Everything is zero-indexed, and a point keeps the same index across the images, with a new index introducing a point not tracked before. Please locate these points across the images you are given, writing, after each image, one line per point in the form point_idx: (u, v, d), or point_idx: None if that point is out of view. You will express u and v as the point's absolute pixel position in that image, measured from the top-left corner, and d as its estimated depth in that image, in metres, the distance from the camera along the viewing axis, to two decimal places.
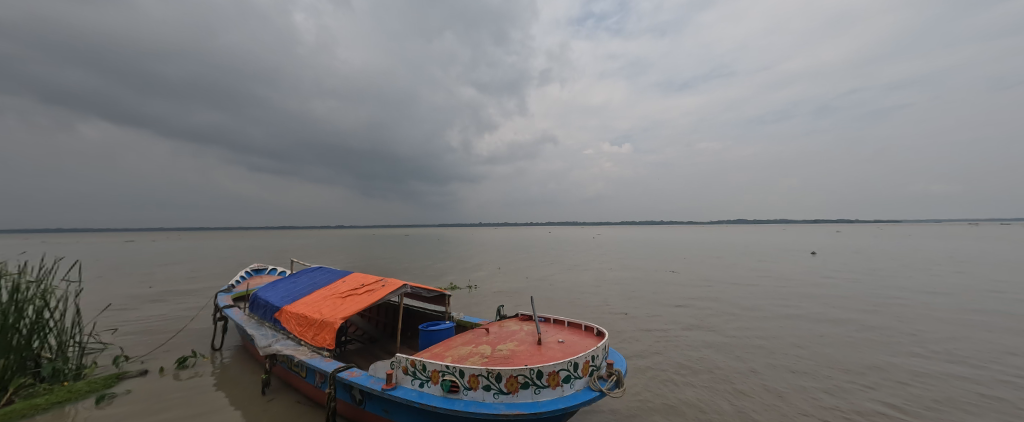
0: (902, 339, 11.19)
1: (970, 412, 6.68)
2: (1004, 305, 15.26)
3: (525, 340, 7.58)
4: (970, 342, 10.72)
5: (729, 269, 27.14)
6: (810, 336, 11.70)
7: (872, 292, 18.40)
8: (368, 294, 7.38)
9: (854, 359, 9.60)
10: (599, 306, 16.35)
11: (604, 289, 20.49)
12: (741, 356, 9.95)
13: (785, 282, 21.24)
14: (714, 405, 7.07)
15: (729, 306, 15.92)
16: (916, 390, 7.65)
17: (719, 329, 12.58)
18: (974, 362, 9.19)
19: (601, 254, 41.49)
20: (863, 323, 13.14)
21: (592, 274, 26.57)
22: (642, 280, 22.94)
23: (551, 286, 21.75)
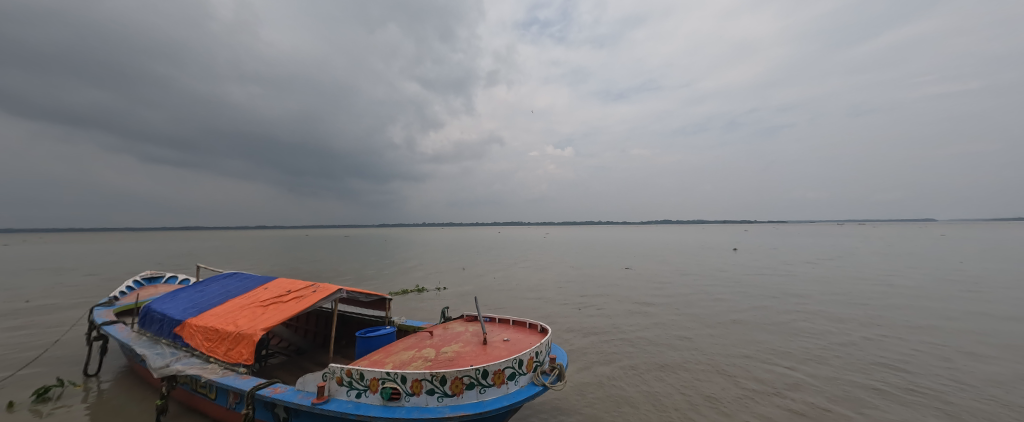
0: (795, 328, 13.16)
1: (832, 383, 8.31)
2: (859, 292, 19.03)
3: (469, 341, 7.52)
4: (842, 327, 13.05)
5: (656, 266, 30.07)
6: (726, 330, 13.26)
7: (766, 284, 21.76)
8: (296, 301, 6.71)
9: (761, 348, 11.03)
10: (542, 305, 16.86)
11: (547, 288, 21.25)
12: (668, 349, 11.00)
13: (701, 277, 24.10)
14: (643, 395, 7.78)
15: (661, 302, 17.41)
16: (795, 368, 9.33)
17: (653, 325, 13.60)
18: (842, 343, 11.26)
19: (543, 254, 43.03)
20: (766, 314, 15.30)
21: (541, 273, 27.25)
22: (583, 279, 24.22)
23: (501, 288, 21.78)
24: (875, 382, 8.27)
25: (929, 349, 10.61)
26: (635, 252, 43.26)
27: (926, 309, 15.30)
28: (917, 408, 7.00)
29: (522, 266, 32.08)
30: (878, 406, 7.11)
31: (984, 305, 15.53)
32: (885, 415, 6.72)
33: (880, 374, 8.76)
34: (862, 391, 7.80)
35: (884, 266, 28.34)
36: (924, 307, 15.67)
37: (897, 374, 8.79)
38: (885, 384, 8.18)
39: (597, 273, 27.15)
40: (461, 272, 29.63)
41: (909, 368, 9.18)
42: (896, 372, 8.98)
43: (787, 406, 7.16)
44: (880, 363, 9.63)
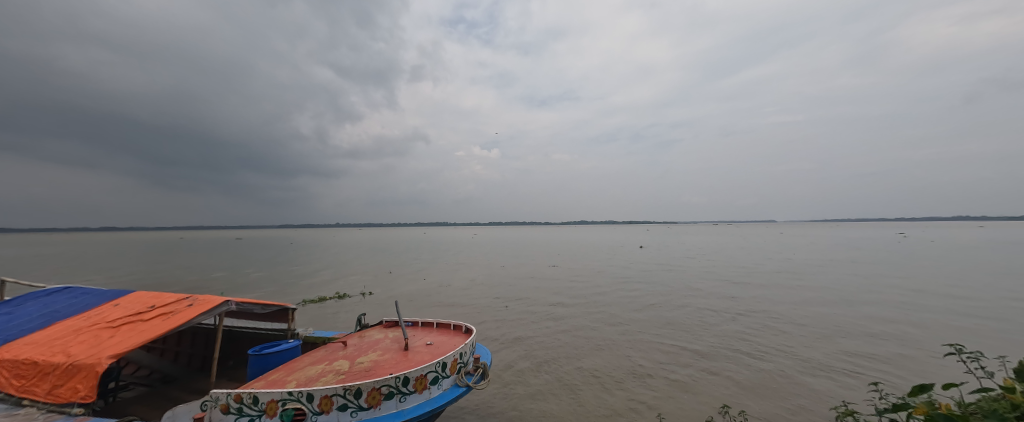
0: (689, 312, 15.43)
1: (707, 356, 10.06)
2: (728, 277, 23.37)
3: (389, 349, 7.11)
4: (721, 310, 15.75)
5: (575, 264, 32.43)
6: (631, 317, 15.02)
7: (663, 274, 25.26)
8: (164, 318, 5.50)
9: (664, 331, 12.62)
10: (468, 306, 16.77)
11: (474, 288, 21.20)
12: (583, 339, 11.97)
13: (612, 273, 26.80)
14: (560, 387, 8.31)
15: (584, 296, 18.77)
16: (681, 345, 11.04)
17: (577, 318, 14.57)
18: (715, 321, 13.71)
19: (471, 254, 42.81)
20: (667, 301, 17.63)
21: (472, 274, 27.07)
22: (509, 278, 24.82)
23: (430, 290, 20.94)
24: (744, 355, 10.12)
25: (779, 322, 13.41)
26: (561, 250, 45.90)
27: (777, 290, 19.33)
28: (770, 373, 8.75)
29: (448, 267, 31.36)
30: (746, 375, 8.67)
31: (813, 286, 20.20)
32: (744, 379, 8.36)
33: (747, 347, 10.75)
34: (727, 361, 9.63)
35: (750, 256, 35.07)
36: (775, 288, 19.82)
37: (749, 343, 11.06)
38: (744, 353, 10.19)
39: (522, 272, 28.12)
40: (386, 275, 27.71)
41: (766, 339, 11.44)
42: (750, 341, 11.29)
43: (683, 384, 8.26)
44: (747, 336, 11.81)
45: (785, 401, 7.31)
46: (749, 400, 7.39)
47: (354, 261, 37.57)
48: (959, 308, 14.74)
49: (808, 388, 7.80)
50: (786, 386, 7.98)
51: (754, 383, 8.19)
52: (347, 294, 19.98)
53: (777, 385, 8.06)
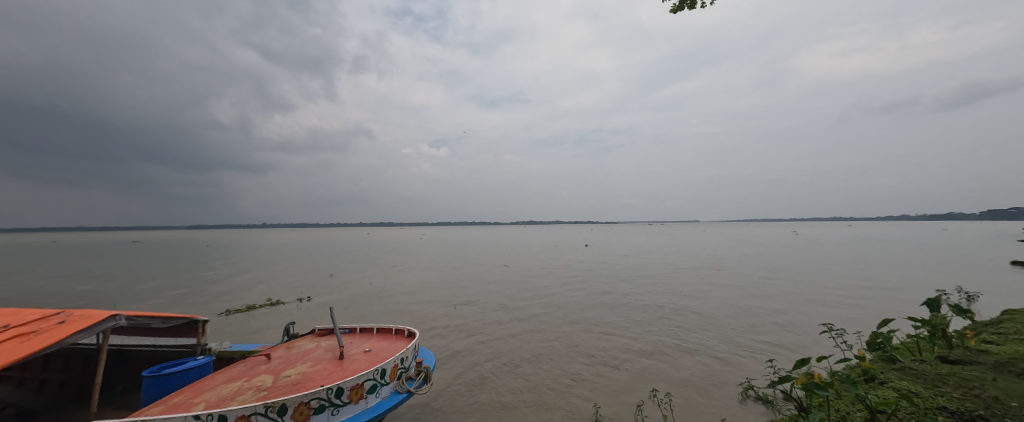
0: (629, 301, 16.52)
1: (640, 343, 10.93)
2: (660, 266, 25.62)
3: (321, 359, 6.60)
4: (656, 295, 17.13)
5: (524, 263, 33.03)
6: (574, 311, 15.72)
7: (604, 269, 26.81)
8: (24, 340, 4.44)
9: (606, 324, 13.38)
10: (413, 309, 16.17)
11: (420, 291, 20.49)
12: (528, 336, 12.26)
13: (558, 271, 27.77)
14: (506, 384, 8.47)
15: (534, 295, 19.19)
16: (618, 336, 11.86)
17: (526, 317, 14.84)
18: (648, 309, 14.93)
19: (419, 255, 41.35)
20: (611, 293, 18.72)
21: (423, 275, 26.21)
22: (458, 279, 24.45)
23: (376, 293, 19.83)
24: (674, 340, 11.10)
25: (704, 306, 14.93)
26: (514, 249, 46.46)
27: (704, 272, 21.50)
28: (694, 355, 9.72)
29: (394, 269, 29.95)
30: (675, 359, 9.54)
31: (733, 266, 22.84)
32: (669, 363, 9.28)
33: (677, 332, 11.82)
34: (656, 347, 10.56)
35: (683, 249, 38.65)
36: (703, 272, 22.07)
37: (676, 328, 12.26)
38: (670, 338, 11.26)
39: (471, 272, 27.89)
40: (327, 278, 25.68)
41: (694, 323, 12.67)
42: (676, 326, 12.51)
43: (621, 373, 8.83)
44: (678, 322, 12.98)
45: (705, 379, 8.17)
46: (676, 381, 8.14)
47: (289, 265, 34.22)
48: (840, 275, 17.69)
49: (725, 366, 8.81)
50: (707, 366, 8.94)
51: (680, 366, 9.04)
52: (279, 301, 18.12)
53: (700, 366, 8.98)
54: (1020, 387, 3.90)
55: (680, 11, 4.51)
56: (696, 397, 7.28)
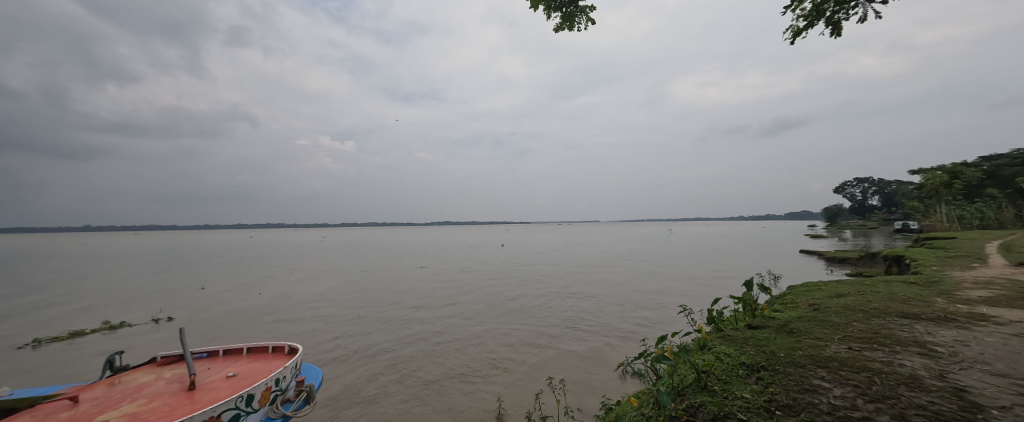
0: (541, 294, 17.52)
1: (542, 334, 11.63)
2: (568, 263, 27.78)
3: (163, 392, 5.35)
4: (561, 289, 18.46)
5: (439, 264, 32.18)
6: (486, 308, 15.91)
7: (518, 268, 27.85)
8: None
9: (518, 316, 13.93)
10: (306, 319, 14.30)
11: (316, 299, 18.21)
12: (436, 336, 11.94)
13: (474, 270, 27.83)
14: (407, 391, 8.11)
15: (451, 293, 18.89)
16: (524, 327, 12.42)
17: (441, 314, 14.54)
18: (552, 301, 15.99)
19: (320, 259, 36.85)
20: (525, 289, 19.57)
21: (327, 282, 23.49)
22: (364, 284, 22.50)
23: (265, 305, 17.01)
24: (576, 327, 12.16)
25: (600, 295, 16.66)
26: (433, 251, 45.02)
27: (606, 267, 24.10)
28: (591, 340, 10.82)
29: (286, 276, 26.04)
30: (575, 345, 10.46)
31: (629, 260, 26.13)
32: (565, 349, 10.10)
33: (580, 317, 13.00)
34: (556, 336, 11.36)
35: (591, 247, 42.75)
36: (605, 266, 24.66)
37: (574, 317, 13.39)
38: (569, 326, 12.27)
39: (381, 275, 25.99)
40: (198, 291, 21.06)
41: (595, 310, 14.08)
42: (575, 314, 13.66)
43: (527, 363, 9.31)
44: (581, 310, 14.27)
45: (596, 360, 9.17)
46: (572, 366, 8.93)
47: (134, 277, 26.89)
48: (704, 266, 21.65)
49: (613, 347, 10.00)
50: (600, 349, 10.03)
51: (578, 350, 9.96)
52: (121, 323, 14.20)
53: (594, 349, 10.03)
54: (787, 341, 5.37)
55: (561, 27, 4.79)
56: (587, 377, 8.12)
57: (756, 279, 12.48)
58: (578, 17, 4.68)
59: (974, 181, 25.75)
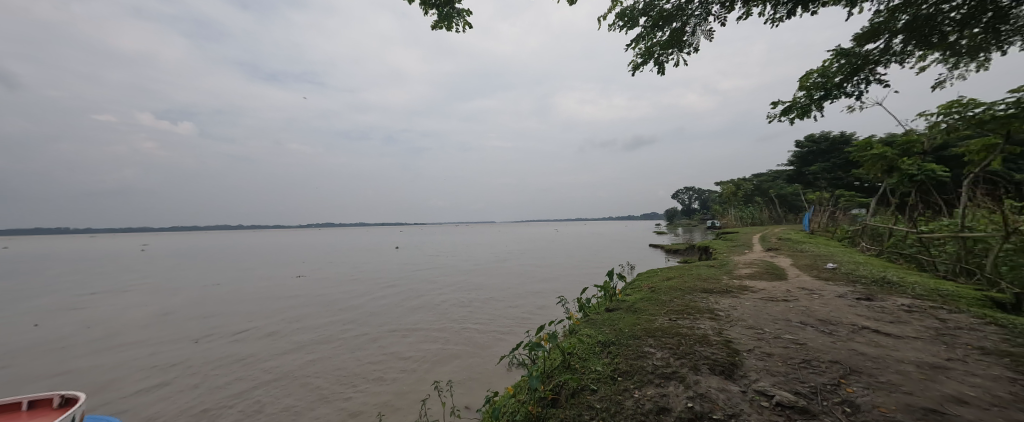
0: (435, 285, 17.08)
1: (436, 316, 11.41)
2: (464, 262, 27.89)
3: None
4: (456, 280, 18.47)
5: (318, 270, 28.10)
6: (374, 300, 14.69)
7: (412, 268, 26.58)
8: None
9: (409, 307, 13.21)
10: (110, 342, 10.56)
11: (130, 318, 13.65)
12: (312, 335, 10.44)
13: (361, 275, 25.29)
14: (269, 397, 6.83)
15: (330, 295, 16.68)
16: (416, 314, 11.96)
17: (316, 312, 12.65)
18: (447, 289, 15.84)
19: (137, 274, 27.75)
20: (419, 283, 18.82)
21: (147, 298, 17.77)
22: (211, 297, 17.99)
23: (30, 334, 11.87)
24: (469, 308, 12.19)
25: (493, 281, 17.30)
26: (311, 256, 39.04)
27: (500, 263, 25.10)
28: (483, 315, 11.06)
29: (72, 297, 18.67)
30: (466, 322, 10.46)
31: (520, 259, 27.82)
32: (458, 327, 10.14)
33: (473, 299, 13.15)
34: (450, 316, 11.32)
35: (487, 247, 43.96)
36: (499, 263, 25.71)
37: (468, 298, 13.56)
38: (463, 306, 12.34)
39: (236, 285, 21.20)
40: None
41: (487, 290, 14.43)
42: (469, 296, 13.85)
43: (414, 347, 8.85)
44: (475, 292, 14.42)
45: (486, 333, 9.35)
46: (462, 343, 8.90)
47: None
48: (582, 260, 24.74)
49: (504, 317, 10.56)
50: (491, 322, 10.34)
51: (469, 328, 9.95)
52: None
53: (485, 322, 10.22)
54: (631, 320, 6.47)
55: (438, 27, 4.75)
56: (476, 352, 8.20)
57: (617, 271, 14.88)
58: (456, 19, 4.72)
59: (749, 192, 36.50)
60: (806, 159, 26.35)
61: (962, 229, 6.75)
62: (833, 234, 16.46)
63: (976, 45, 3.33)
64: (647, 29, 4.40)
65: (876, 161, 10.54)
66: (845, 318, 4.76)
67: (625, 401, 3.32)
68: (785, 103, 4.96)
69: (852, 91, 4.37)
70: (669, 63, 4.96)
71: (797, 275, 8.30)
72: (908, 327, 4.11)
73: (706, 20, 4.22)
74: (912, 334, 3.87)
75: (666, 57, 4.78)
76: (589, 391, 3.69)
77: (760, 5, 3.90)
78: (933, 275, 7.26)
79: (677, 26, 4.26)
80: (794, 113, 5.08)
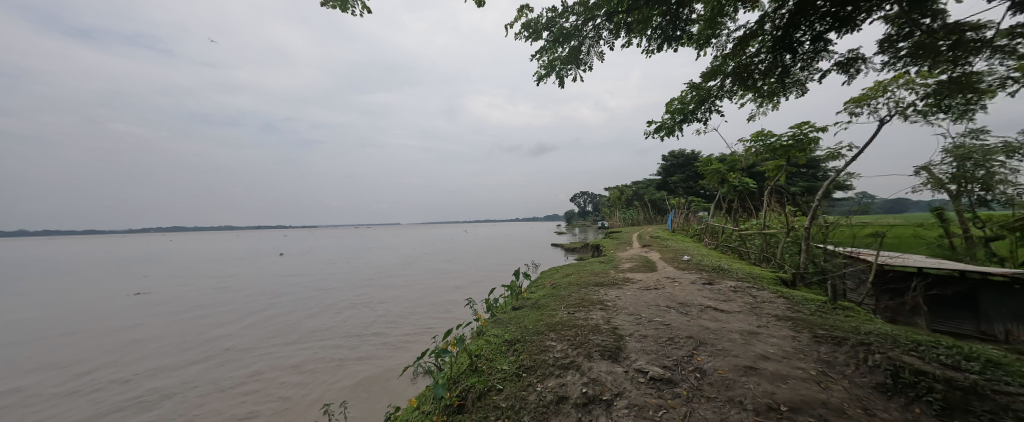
0: (326, 293, 15.04)
1: (330, 325, 10.09)
2: (364, 266, 25.43)
3: None
4: (355, 285, 16.74)
5: (159, 276, 21.96)
6: (245, 311, 12.21)
7: (298, 272, 23.04)
8: None
9: (292, 316, 11.31)
10: None
11: None
12: (151, 357, 8.09)
13: (226, 276, 20.75)
14: None
15: (175, 308, 13.06)
16: (303, 323, 10.37)
17: (157, 333, 9.86)
18: (343, 296, 14.17)
19: None
20: (308, 287, 16.43)
21: None
22: None
23: None
24: (369, 315, 11.12)
25: (398, 285, 16.26)
26: (146, 265, 30.16)
27: (405, 267, 23.73)
28: (387, 320, 10.29)
29: None
30: (364, 330, 9.48)
31: (426, 262, 26.71)
32: (357, 334, 9.16)
33: (375, 306, 12.10)
34: (347, 324, 10.15)
35: (390, 251, 40.95)
36: (405, 266, 24.30)
37: (369, 305, 12.43)
38: (363, 314, 11.22)
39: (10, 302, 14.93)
40: None
41: (390, 298, 13.38)
42: (370, 303, 12.68)
43: (299, 359, 7.65)
44: (375, 300, 13.22)
45: (387, 340, 8.63)
46: (360, 350, 8.07)
47: None
48: (490, 260, 25.25)
49: (410, 322, 9.97)
50: (395, 327, 9.67)
51: (369, 335, 9.08)
52: None
53: (388, 329, 9.48)
54: (534, 317, 6.82)
55: (333, 7, 4.18)
56: (375, 360, 7.48)
57: (523, 269, 15.58)
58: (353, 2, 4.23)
59: (629, 197, 42.90)
60: (669, 171, 32.33)
61: (764, 226, 9.18)
62: (687, 233, 20.53)
63: (773, 90, 4.52)
64: (550, 44, 4.67)
65: (715, 174, 13.56)
66: (697, 300, 5.93)
67: (528, 396, 3.42)
68: (657, 123, 5.87)
69: (702, 117, 5.43)
70: (568, 78, 5.37)
71: (664, 266, 10.02)
72: (735, 304, 5.35)
73: (598, 43, 4.72)
74: (738, 309, 5.04)
75: (565, 72, 5.17)
76: (495, 391, 3.67)
77: (638, 38, 4.53)
78: (748, 262, 9.62)
79: (575, 44, 4.65)
80: (663, 132, 6.04)
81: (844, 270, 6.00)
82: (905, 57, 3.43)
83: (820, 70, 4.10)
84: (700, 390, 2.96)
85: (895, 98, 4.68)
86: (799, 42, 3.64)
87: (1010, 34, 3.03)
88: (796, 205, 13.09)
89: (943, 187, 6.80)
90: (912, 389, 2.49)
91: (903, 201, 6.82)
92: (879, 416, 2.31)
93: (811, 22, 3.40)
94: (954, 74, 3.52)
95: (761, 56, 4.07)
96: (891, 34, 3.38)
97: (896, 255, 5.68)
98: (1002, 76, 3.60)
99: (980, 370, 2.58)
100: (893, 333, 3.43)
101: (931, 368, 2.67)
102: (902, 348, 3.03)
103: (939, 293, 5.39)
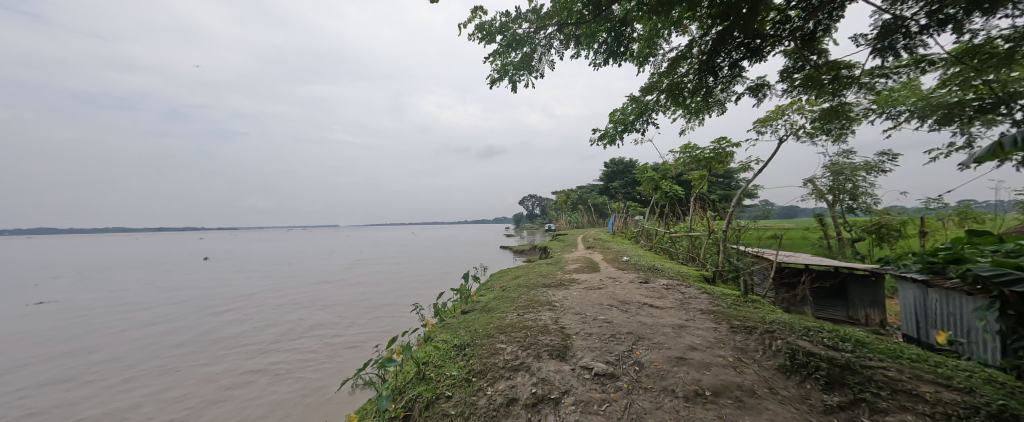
0: (253, 300, 13.48)
1: (260, 334, 9.14)
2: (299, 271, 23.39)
3: None
4: (289, 291, 15.31)
5: (32, 285, 18.17)
6: (154, 321, 10.63)
7: (218, 278, 20.46)
8: None
9: (209, 326, 9.93)
10: None
11: None
12: (29, 376, 6.76)
13: (126, 284, 17.77)
14: None
15: (55, 320, 10.87)
16: (228, 333, 9.29)
17: (34, 350, 8.20)
18: (274, 303, 12.86)
19: None
20: (231, 295, 14.66)
21: None
22: None
23: None
24: (304, 322, 10.26)
25: (338, 291, 15.16)
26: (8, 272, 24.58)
27: (346, 272, 22.19)
28: (326, 329, 9.57)
29: None
30: (300, 339, 8.69)
31: (370, 266, 25.17)
32: (291, 344, 8.40)
33: (313, 314, 11.16)
34: (281, 333, 9.27)
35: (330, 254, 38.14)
36: (346, 271, 22.75)
37: (306, 312, 11.42)
38: (298, 322, 10.30)
39: None
40: None
41: (329, 305, 12.44)
42: (306, 311, 11.66)
43: (224, 372, 6.87)
44: (312, 307, 12.19)
45: (327, 349, 8.04)
46: (295, 360, 7.41)
47: None
48: (439, 263, 24.67)
49: (351, 330, 9.35)
50: (335, 335, 9.00)
51: (306, 344, 8.39)
52: None
53: (327, 338, 8.80)
54: (483, 320, 6.79)
55: None
56: (313, 370, 6.93)
57: (472, 273, 15.46)
58: None
59: (575, 201, 45.00)
60: (610, 177, 34.67)
61: (690, 229, 10.26)
62: (626, 235, 22.10)
63: (699, 108, 5.06)
64: (503, 47, 4.69)
65: (650, 181, 14.82)
66: (635, 298, 6.36)
67: (478, 400, 3.38)
68: (601, 131, 6.21)
69: (640, 128, 5.87)
70: (521, 83, 5.43)
71: (606, 266, 10.74)
72: (667, 300, 5.86)
73: (549, 52, 4.86)
74: (670, 305, 5.52)
75: (518, 78, 5.23)
76: (444, 398, 3.55)
77: (587, 50, 4.76)
78: (677, 261, 10.65)
79: (528, 51, 4.74)
80: (606, 140, 6.39)
81: (753, 268, 6.93)
82: (798, 87, 4.08)
83: (736, 93, 4.69)
84: (638, 382, 3.17)
85: (791, 121, 5.54)
86: (719, 67, 4.14)
87: (871, 74, 3.77)
88: (715, 210, 14.76)
89: (824, 197, 8.24)
90: (805, 368, 2.95)
91: (796, 208, 8.10)
92: (781, 394, 2.68)
93: (729, 50, 3.88)
94: (833, 103, 4.28)
95: (690, 76, 4.52)
96: (789, 65, 4.01)
97: (792, 255, 6.69)
98: (864, 108, 4.47)
99: (852, 349, 3.15)
100: (791, 322, 4.03)
101: (818, 350, 3.18)
102: (798, 334, 3.58)
103: (822, 285, 6.49)
